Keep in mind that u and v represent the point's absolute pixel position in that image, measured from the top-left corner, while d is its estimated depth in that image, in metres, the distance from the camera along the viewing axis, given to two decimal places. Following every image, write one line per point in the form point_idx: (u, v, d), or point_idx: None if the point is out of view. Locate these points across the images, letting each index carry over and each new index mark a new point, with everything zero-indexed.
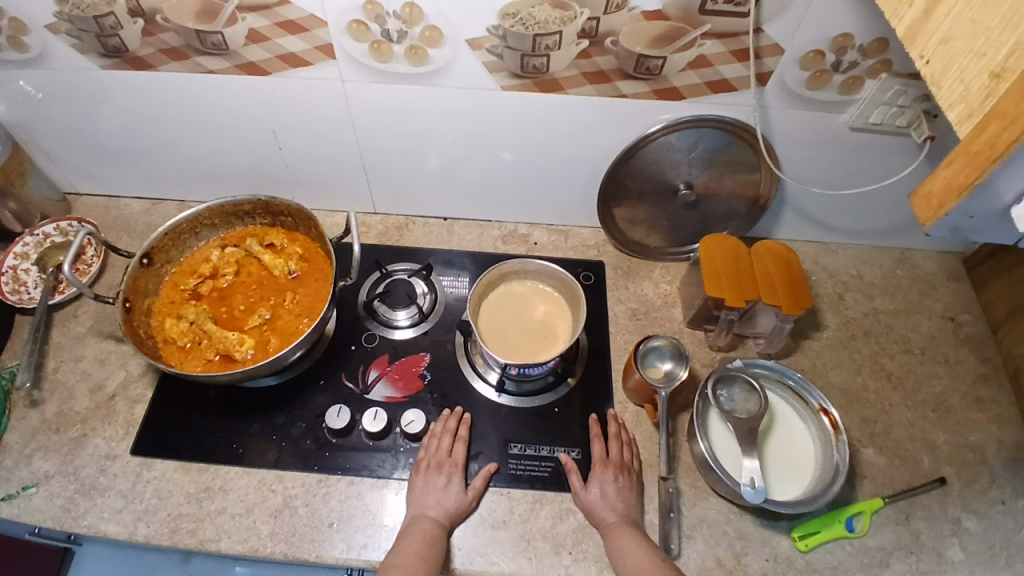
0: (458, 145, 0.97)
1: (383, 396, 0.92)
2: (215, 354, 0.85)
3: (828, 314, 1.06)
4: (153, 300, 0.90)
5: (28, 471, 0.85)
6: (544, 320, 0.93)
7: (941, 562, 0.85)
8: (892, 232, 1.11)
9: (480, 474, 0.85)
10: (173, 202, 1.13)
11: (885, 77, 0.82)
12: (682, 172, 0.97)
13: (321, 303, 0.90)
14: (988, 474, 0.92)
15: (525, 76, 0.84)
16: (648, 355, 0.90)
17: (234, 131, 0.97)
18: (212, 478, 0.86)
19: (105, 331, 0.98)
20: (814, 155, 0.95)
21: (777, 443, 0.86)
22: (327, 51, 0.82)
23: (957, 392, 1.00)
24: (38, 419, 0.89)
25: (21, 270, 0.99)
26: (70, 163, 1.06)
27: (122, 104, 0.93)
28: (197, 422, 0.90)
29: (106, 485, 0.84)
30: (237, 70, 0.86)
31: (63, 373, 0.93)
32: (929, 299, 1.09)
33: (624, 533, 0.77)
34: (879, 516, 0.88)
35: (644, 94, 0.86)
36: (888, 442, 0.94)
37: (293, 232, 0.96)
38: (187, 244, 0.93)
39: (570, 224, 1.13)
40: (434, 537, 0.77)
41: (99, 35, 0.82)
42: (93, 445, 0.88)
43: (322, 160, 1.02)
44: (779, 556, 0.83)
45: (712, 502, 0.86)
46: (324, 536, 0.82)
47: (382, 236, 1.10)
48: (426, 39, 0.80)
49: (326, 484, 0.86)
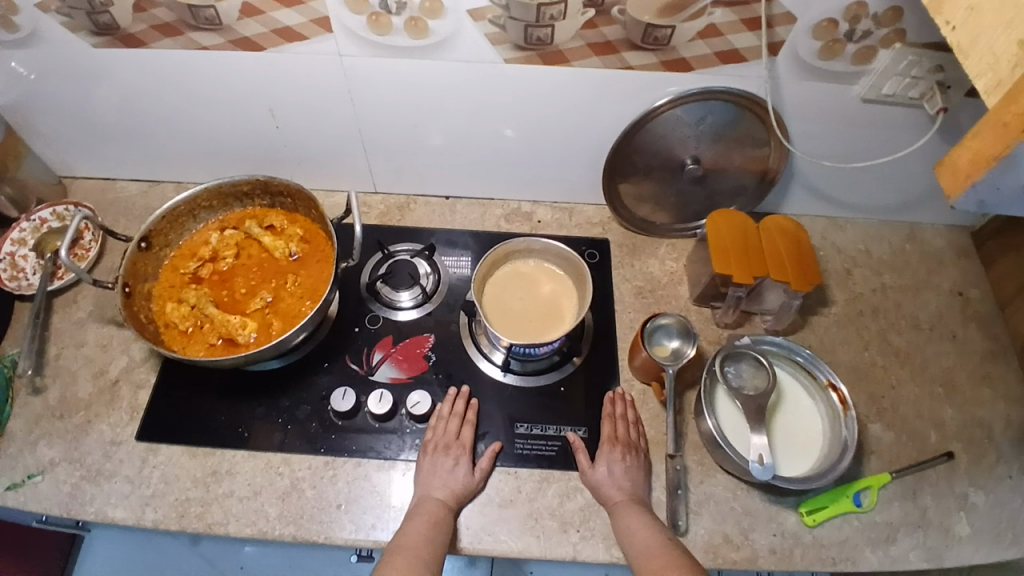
0: (458, 121, 0.95)
1: (388, 378, 0.92)
2: (218, 338, 0.83)
3: (836, 290, 1.04)
4: (153, 284, 0.88)
5: (33, 458, 0.85)
6: (550, 299, 0.92)
7: (948, 537, 0.85)
8: (901, 206, 1.09)
9: (486, 454, 0.85)
10: (170, 184, 1.11)
11: (899, 47, 0.79)
12: (689, 147, 0.95)
13: (324, 285, 0.88)
14: (995, 450, 0.92)
15: (528, 48, 0.82)
16: (655, 333, 0.89)
17: (230, 110, 0.95)
18: (219, 461, 0.86)
19: (106, 316, 0.97)
20: (824, 128, 0.93)
21: (785, 419, 0.86)
22: (325, 24, 0.80)
23: (965, 367, 0.99)
24: (41, 405, 0.89)
25: (19, 256, 0.98)
26: (66, 145, 1.04)
27: (115, 83, 0.91)
28: (202, 406, 0.89)
29: (112, 470, 0.84)
30: (232, 46, 0.83)
31: (65, 359, 0.93)
32: (938, 274, 1.07)
33: (631, 512, 0.78)
34: (886, 492, 0.88)
35: (652, 66, 0.84)
36: (895, 419, 0.94)
37: (293, 213, 0.94)
38: (185, 227, 0.92)
39: (574, 202, 1.11)
40: (441, 519, 0.77)
41: (90, 13, 0.80)
42: (98, 431, 0.87)
43: (321, 139, 1.00)
44: (787, 532, 0.84)
45: (720, 480, 0.86)
46: (333, 518, 0.82)
47: (384, 216, 1.08)
48: (426, 10, 0.78)
49: (333, 466, 0.85)
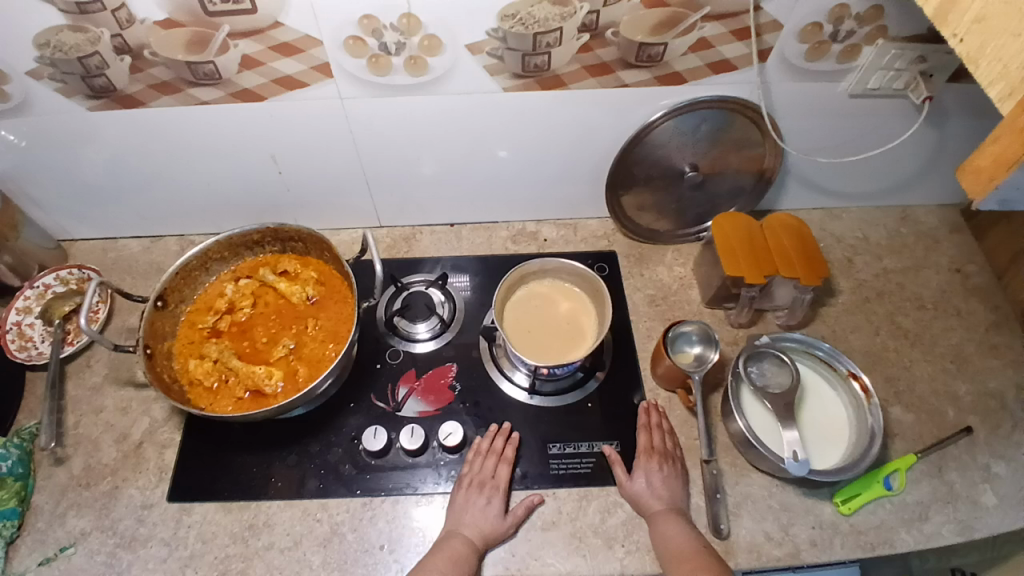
0: (458, 150, 0.95)
1: (416, 412, 0.91)
2: (245, 390, 0.83)
3: (840, 279, 1.07)
4: (172, 342, 0.87)
5: (63, 531, 0.83)
6: (569, 317, 0.93)
7: (977, 509, 0.87)
8: (892, 191, 1.12)
9: (523, 503, 0.83)
10: (172, 238, 1.10)
11: (882, 43, 0.82)
12: (688, 155, 0.97)
13: (345, 326, 0.88)
14: (1011, 418, 0.95)
15: (527, 75, 0.83)
16: (677, 340, 0.91)
17: (230, 160, 0.95)
18: (256, 514, 0.85)
19: (123, 378, 0.95)
20: (816, 126, 0.96)
21: (810, 412, 0.87)
22: (324, 70, 0.80)
23: (972, 341, 1.02)
24: (66, 476, 0.87)
25: (25, 325, 0.95)
26: (62, 209, 1.03)
27: (108, 141, 0.90)
28: (233, 458, 0.89)
29: (147, 535, 0.83)
30: (232, 98, 0.83)
31: (85, 426, 0.91)
32: (934, 253, 1.11)
33: (671, 522, 0.78)
34: (914, 472, 0.90)
35: (647, 82, 0.85)
36: (913, 399, 0.96)
37: (305, 257, 0.94)
38: (198, 281, 0.91)
39: (577, 217, 1.12)
40: (465, 558, 0.76)
41: (84, 77, 0.79)
42: (127, 495, 0.86)
43: (324, 180, 1.00)
44: (825, 523, 0.85)
45: (754, 478, 0.88)
46: (377, 559, 0.81)
47: (391, 249, 1.09)
48: (425, 48, 0.79)
49: (372, 507, 0.85)
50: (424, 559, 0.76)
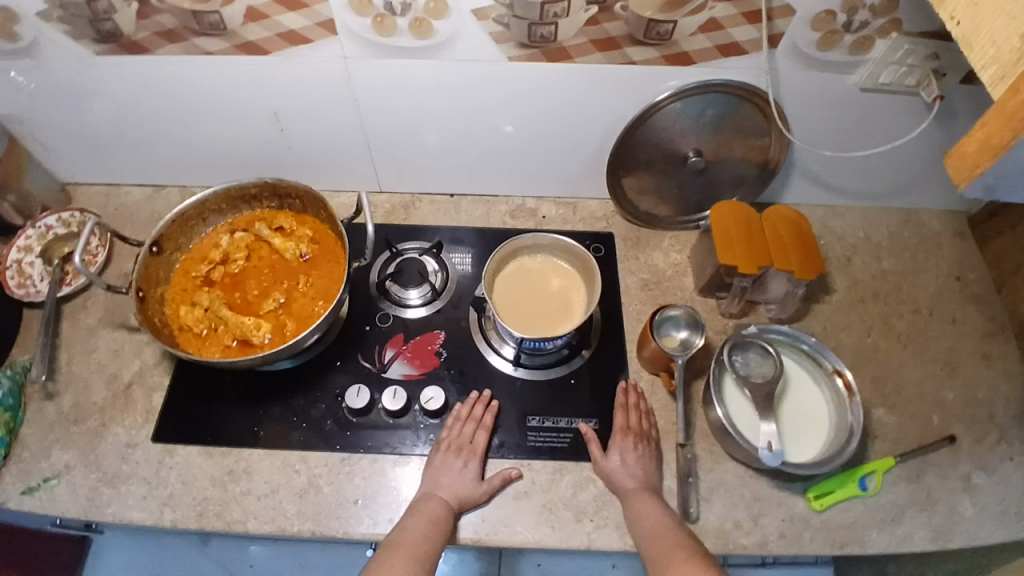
0: (461, 119, 0.95)
1: (400, 374, 0.92)
2: (233, 339, 0.84)
3: (837, 277, 1.06)
4: (165, 289, 0.89)
5: (49, 463, 0.85)
6: (559, 294, 0.93)
7: (952, 515, 0.87)
8: (899, 192, 1.11)
9: (500, 474, 0.84)
10: (174, 189, 1.11)
11: (895, 36, 0.81)
12: (691, 140, 0.96)
13: (335, 285, 0.89)
14: (997, 430, 0.95)
15: (532, 45, 0.83)
16: (664, 324, 0.91)
17: (234, 117, 0.95)
18: (236, 461, 0.86)
19: (117, 321, 0.97)
20: (824, 118, 0.95)
21: (791, 405, 0.87)
22: (329, 27, 0.80)
23: (965, 349, 1.01)
24: (55, 411, 0.89)
25: (25, 264, 0.97)
26: (68, 156, 1.04)
27: (117, 96, 0.92)
28: (218, 407, 0.90)
29: (129, 473, 0.85)
30: (237, 50, 0.83)
31: (77, 364, 0.93)
32: (936, 258, 1.10)
33: (644, 500, 0.79)
34: (892, 474, 0.90)
35: (654, 61, 0.85)
36: (899, 402, 0.96)
37: (301, 215, 0.94)
38: (195, 231, 0.92)
39: (577, 196, 1.12)
40: (441, 518, 0.77)
41: (92, 21, 0.80)
42: (113, 434, 0.88)
43: (326, 141, 1.00)
44: (796, 516, 0.85)
45: (729, 467, 0.88)
46: (350, 513, 0.83)
47: (389, 215, 1.09)
48: (430, 10, 0.78)
49: (349, 463, 0.86)
50: (402, 520, 0.77)
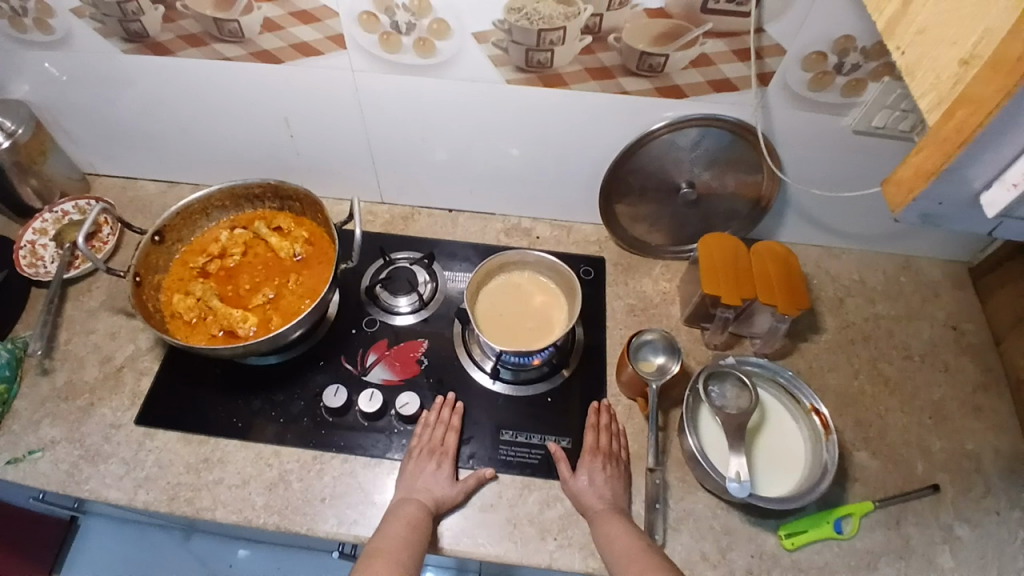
0: (464, 137, 0.99)
1: (381, 378, 0.94)
2: (219, 330, 0.87)
3: (828, 317, 1.05)
4: (162, 277, 0.93)
5: (35, 436, 0.88)
6: (541, 310, 0.94)
7: (930, 568, 0.84)
8: (896, 237, 1.10)
9: (474, 474, 0.85)
10: (188, 185, 1.17)
11: (887, 80, 0.82)
12: (685, 171, 0.98)
13: (323, 285, 0.92)
14: (984, 483, 0.92)
15: (529, 70, 0.86)
16: (641, 348, 0.91)
17: (246, 118, 1.00)
18: (212, 449, 0.88)
19: (117, 306, 1.01)
20: (817, 157, 0.95)
21: (766, 440, 0.86)
22: (339, 41, 0.85)
23: (955, 399, 0.99)
24: (48, 387, 0.93)
25: (39, 246, 1.03)
26: (91, 145, 1.10)
27: (140, 90, 0.97)
28: (201, 397, 0.93)
29: (109, 452, 0.87)
30: (252, 57, 0.89)
31: (75, 344, 0.97)
32: (932, 306, 1.08)
33: (612, 520, 0.78)
34: (869, 519, 0.88)
35: (646, 92, 0.87)
36: (882, 446, 0.94)
37: (300, 217, 0.98)
38: (197, 225, 0.96)
39: (572, 220, 1.14)
40: (419, 522, 0.77)
41: (121, 21, 0.86)
42: (99, 413, 0.91)
43: (332, 150, 1.05)
44: (765, 553, 0.83)
45: (700, 497, 0.87)
46: (317, 510, 0.84)
47: (388, 225, 1.12)
48: (434, 31, 0.82)
49: (321, 461, 0.88)
50: (381, 527, 0.76)
